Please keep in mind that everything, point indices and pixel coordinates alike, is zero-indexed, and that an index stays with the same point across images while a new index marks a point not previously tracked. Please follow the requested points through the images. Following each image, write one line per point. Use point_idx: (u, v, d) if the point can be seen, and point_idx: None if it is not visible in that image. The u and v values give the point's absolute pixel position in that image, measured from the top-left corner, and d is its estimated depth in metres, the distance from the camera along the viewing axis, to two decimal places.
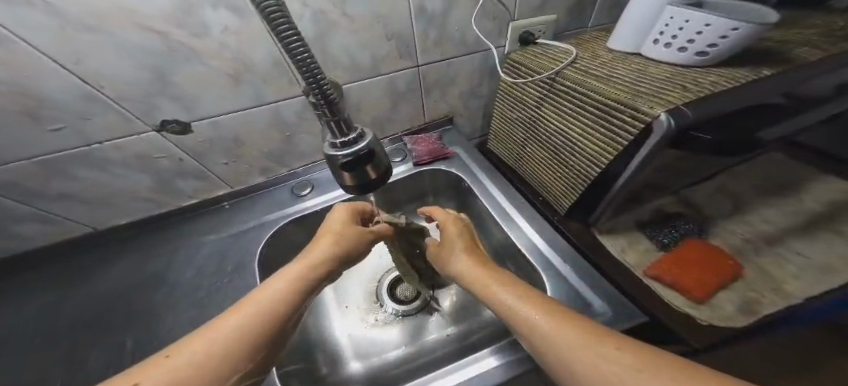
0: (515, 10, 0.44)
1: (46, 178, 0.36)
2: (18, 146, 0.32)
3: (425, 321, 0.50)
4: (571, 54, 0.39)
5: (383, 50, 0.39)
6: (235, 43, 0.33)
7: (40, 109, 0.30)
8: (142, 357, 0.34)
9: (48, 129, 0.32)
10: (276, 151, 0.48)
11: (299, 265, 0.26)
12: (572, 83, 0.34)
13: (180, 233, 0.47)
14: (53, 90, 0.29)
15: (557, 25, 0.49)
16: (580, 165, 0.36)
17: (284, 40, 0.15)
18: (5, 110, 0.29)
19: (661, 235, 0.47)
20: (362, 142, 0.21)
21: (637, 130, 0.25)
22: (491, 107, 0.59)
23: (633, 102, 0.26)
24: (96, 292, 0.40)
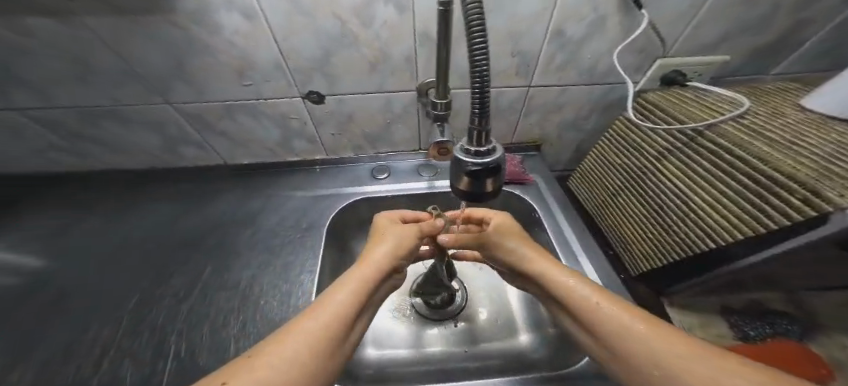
0: (672, 46, 0.41)
1: (221, 117, 0.47)
2: (216, 92, 0.43)
3: (444, 332, 0.49)
4: (742, 106, 0.34)
5: (504, 64, 0.40)
6: (387, 36, 0.38)
7: (247, 71, 0.40)
8: (237, 275, 0.42)
9: (243, 84, 0.42)
10: (373, 133, 0.54)
11: (355, 275, 0.29)
12: (723, 142, 0.30)
13: (276, 184, 0.55)
14: (261, 57, 0.39)
15: (723, 67, 0.45)
16: (691, 232, 0.32)
17: (474, 53, 0.18)
18: (227, 66, 0.39)
19: (748, 327, 0.34)
20: (493, 155, 0.22)
21: (801, 216, 0.21)
22: (587, 144, 0.56)
23: (812, 181, 0.21)
24: (212, 214, 0.50)
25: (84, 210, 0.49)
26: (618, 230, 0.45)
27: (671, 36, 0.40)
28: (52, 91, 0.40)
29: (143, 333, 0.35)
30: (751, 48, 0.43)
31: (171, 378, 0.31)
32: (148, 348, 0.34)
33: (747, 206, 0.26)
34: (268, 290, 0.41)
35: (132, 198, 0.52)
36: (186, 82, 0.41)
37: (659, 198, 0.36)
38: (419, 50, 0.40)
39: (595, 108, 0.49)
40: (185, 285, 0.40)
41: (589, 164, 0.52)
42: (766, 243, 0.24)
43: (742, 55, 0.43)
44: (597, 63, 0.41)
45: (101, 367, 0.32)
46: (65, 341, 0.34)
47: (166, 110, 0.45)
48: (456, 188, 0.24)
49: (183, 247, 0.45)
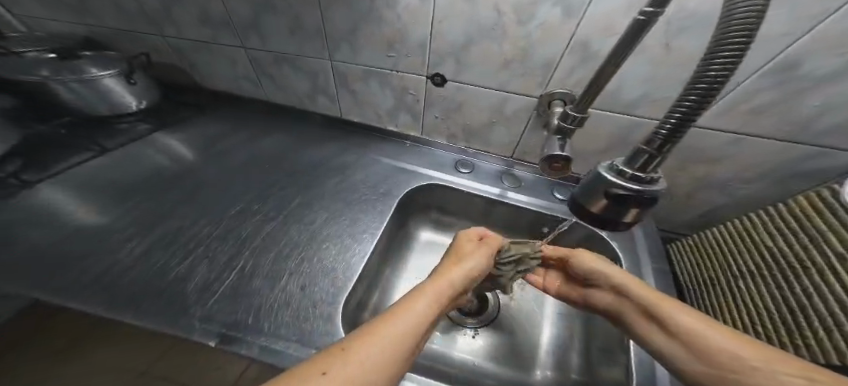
0: None
1: (359, 80, 0.52)
2: (360, 55, 0.47)
3: (461, 336, 0.47)
4: None
5: (664, 94, 0.35)
6: (536, 37, 0.37)
7: (394, 42, 0.44)
8: (320, 214, 0.47)
9: (388, 55, 0.46)
10: (474, 128, 0.54)
11: (429, 290, 0.27)
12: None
13: (370, 146, 0.60)
14: (416, 35, 0.42)
15: None
16: (831, 348, 0.24)
17: (711, 60, 0.15)
18: (381, 35, 0.43)
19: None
20: (652, 187, 0.19)
21: None
22: (720, 214, 0.46)
23: None
24: (310, 155, 0.57)
25: (226, 120, 0.61)
26: (715, 312, 0.37)
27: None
28: (251, 29, 0.49)
29: (229, 242, 0.41)
30: None
31: (224, 293, 0.35)
32: (223, 257, 0.39)
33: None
34: (334, 236, 0.45)
35: (259, 121, 0.62)
36: (346, 43, 0.46)
37: (809, 299, 0.28)
38: (566, 57, 0.38)
39: (754, 177, 0.39)
40: (276, 208, 0.47)
41: (719, 232, 0.42)
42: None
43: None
44: (813, 118, 0.32)
45: (184, 260, 0.38)
46: (191, 215, 0.43)
47: (315, 64, 0.51)
48: (583, 204, 0.21)
49: (283, 174, 0.52)
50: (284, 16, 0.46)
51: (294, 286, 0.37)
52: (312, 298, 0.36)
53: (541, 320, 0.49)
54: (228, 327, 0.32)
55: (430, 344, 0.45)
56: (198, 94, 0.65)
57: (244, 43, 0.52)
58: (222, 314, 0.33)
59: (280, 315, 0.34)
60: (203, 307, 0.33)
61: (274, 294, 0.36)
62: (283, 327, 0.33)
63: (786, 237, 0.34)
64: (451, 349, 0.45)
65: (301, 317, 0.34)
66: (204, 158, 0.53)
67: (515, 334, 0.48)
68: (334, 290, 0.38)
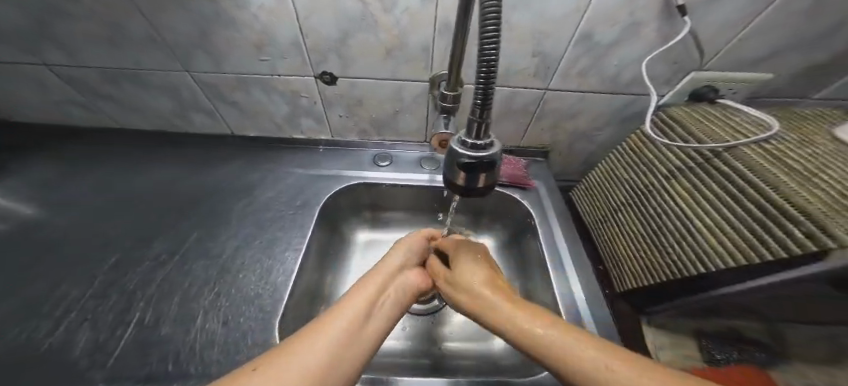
0: (708, 59, 0.38)
1: (238, 90, 0.47)
2: (228, 63, 0.43)
3: (418, 326, 0.48)
4: (767, 130, 0.29)
5: (524, 64, 0.40)
6: (405, 23, 0.38)
7: (263, 45, 0.40)
8: (222, 243, 0.42)
9: (261, 59, 0.42)
10: (380, 120, 0.53)
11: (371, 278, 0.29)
12: (736, 165, 0.26)
13: (280, 158, 0.55)
14: (282, 33, 0.39)
15: (772, 84, 0.41)
16: (680, 256, 0.28)
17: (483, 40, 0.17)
18: (243, 38, 0.40)
19: (719, 351, 0.30)
20: (489, 151, 0.21)
21: (794, 251, 0.18)
22: (595, 158, 0.55)
23: (821, 217, 0.18)
24: (206, 179, 0.50)
25: (87, 160, 0.50)
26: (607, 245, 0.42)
27: (699, 51, 0.37)
28: (70, 46, 0.41)
29: (110, 296, 0.34)
30: (785, 77, 0.40)
31: (126, 349, 0.30)
32: (110, 314, 0.33)
33: (751, 234, 0.22)
34: (249, 264, 0.40)
35: (129, 156, 0.52)
36: (207, 52, 0.41)
37: (656, 219, 0.33)
38: (438, 39, 0.40)
39: (605, 123, 0.48)
40: (168, 248, 0.40)
41: (591, 176, 0.49)
42: (757, 275, 0.21)
43: (795, 72, 0.39)
44: (622, 72, 0.40)
45: (56, 330, 0.31)
46: (50, 280, 0.35)
47: (179, 76, 0.45)
48: (449, 180, 0.23)
49: (177, 208, 0.45)
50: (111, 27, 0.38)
51: (215, 322, 0.33)
52: (240, 329, 0.33)
53: None
54: (143, 381, 0.28)
55: (393, 343, 0.46)
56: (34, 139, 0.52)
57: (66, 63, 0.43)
58: (128, 371, 0.28)
59: (206, 356, 0.30)
60: (102, 368, 0.28)
61: (192, 336, 0.32)
62: (213, 365, 0.30)
63: (631, 169, 0.39)
64: (415, 343, 0.46)
65: (233, 351, 0.31)
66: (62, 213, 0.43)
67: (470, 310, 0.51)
68: (264, 317, 0.35)
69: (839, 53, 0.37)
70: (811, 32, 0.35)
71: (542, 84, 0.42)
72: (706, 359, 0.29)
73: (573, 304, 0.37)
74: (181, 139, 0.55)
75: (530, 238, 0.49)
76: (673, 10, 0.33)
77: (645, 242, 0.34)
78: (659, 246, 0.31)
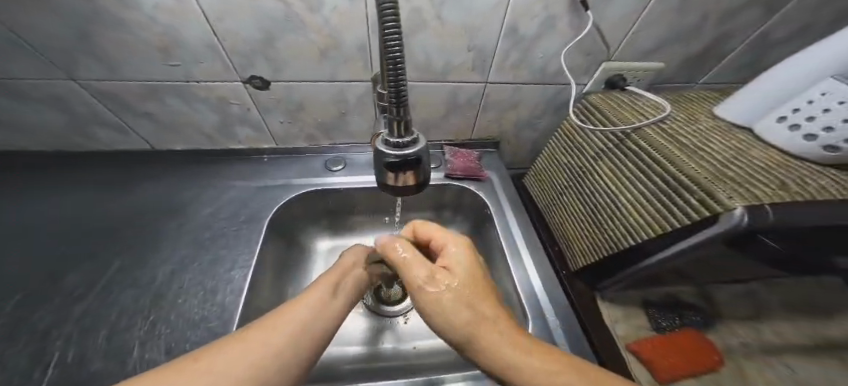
0: (615, 51, 0.42)
1: (145, 99, 0.43)
2: (134, 70, 0.39)
3: (390, 329, 0.48)
4: (664, 111, 0.33)
5: (459, 59, 0.41)
6: (336, 22, 0.37)
7: (173, 49, 0.37)
8: (151, 271, 0.37)
9: (170, 64, 0.39)
10: (326, 123, 0.51)
11: (313, 292, 0.27)
12: (642, 144, 0.29)
13: (219, 173, 0.51)
14: (192, 35, 0.36)
15: (679, 70, 0.46)
16: (617, 231, 0.31)
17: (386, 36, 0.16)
18: (148, 42, 0.36)
19: (662, 318, 0.34)
20: (413, 147, 0.20)
21: (699, 217, 0.21)
22: (542, 145, 0.58)
23: (711, 186, 0.20)
24: (130, 203, 0.45)
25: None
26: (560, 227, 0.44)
27: (603, 42, 0.41)
28: None
29: (19, 338, 0.29)
30: (689, 63, 0.45)
31: None
32: (23, 357, 0.28)
33: (662, 206, 0.25)
34: (190, 288, 0.36)
35: (39, 185, 0.46)
36: (96, 58, 0.37)
37: (592, 199, 0.35)
38: (373, 37, 0.39)
39: (543, 112, 0.51)
40: (85, 281, 0.35)
41: (538, 162, 0.51)
42: (672, 241, 0.23)
43: (685, 59, 0.45)
44: (548, 64, 0.43)
45: None
46: None
47: (76, 87, 0.41)
48: (381, 181, 0.22)
49: (95, 238, 0.40)
50: None
51: (156, 351, 0.30)
52: (186, 356, 0.30)
53: None
54: None
55: (369, 349, 0.45)
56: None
57: None
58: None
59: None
60: None
61: (131, 368, 0.28)
62: None
63: (569, 154, 0.42)
64: (384, 346, 0.46)
65: None
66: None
67: None
68: (215, 338, 0.32)
69: (717, 43, 0.43)
70: (693, 23, 0.40)
71: (482, 77, 0.43)
72: (654, 327, 0.33)
73: (532, 293, 0.39)
74: (100, 163, 0.50)
75: (487, 226, 0.51)
76: (578, 4, 0.36)
77: (588, 221, 0.36)
78: (599, 224, 0.34)
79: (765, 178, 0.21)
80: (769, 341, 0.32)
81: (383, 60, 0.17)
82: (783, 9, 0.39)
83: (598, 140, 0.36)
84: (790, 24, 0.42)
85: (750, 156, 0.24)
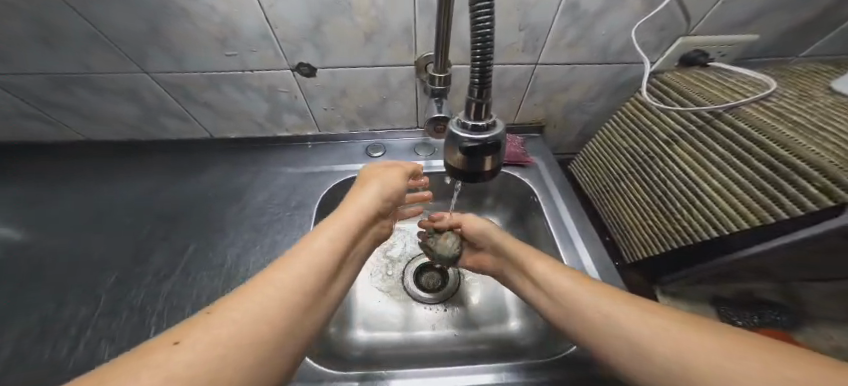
0: (693, 23, 0.37)
1: (205, 88, 0.46)
2: (196, 62, 0.42)
3: (430, 316, 0.49)
4: (766, 89, 0.29)
5: (510, 39, 0.38)
6: (383, 3, 0.36)
7: (231, 39, 0.39)
8: (219, 252, 0.41)
9: (227, 54, 0.41)
10: (368, 109, 0.51)
11: (305, 256, 0.22)
12: (740, 125, 0.26)
13: (269, 160, 0.54)
14: (246, 26, 0.37)
15: (772, 40, 0.39)
16: (693, 220, 0.28)
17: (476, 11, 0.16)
18: (208, 35, 0.38)
19: (737, 316, 0.32)
20: (491, 132, 0.20)
21: (812, 204, 0.18)
22: (592, 129, 0.54)
23: (837, 167, 0.18)
24: (196, 187, 0.49)
25: (83, 177, 0.50)
26: (614, 216, 0.41)
27: (680, 13, 0.36)
28: (27, 53, 0.40)
29: (119, 312, 0.34)
30: (789, 31, 0.38)
31: None
32: (123, 329, 0.33)
33: (764, 193, 0.22)
34: (252, 270, 0.39)
35: (124, 170, 0.52)
36: (163, 50, 0.40)
37: (662, 185, 0.32)
38: (419, 18, 0.37)
39: (597, 94, 0.47)
40: (166, 262, 0.40)
41: (590, 147, 0.47)
42: (773, 233, 0.21)
43: (776, 31, 0.38)
44: (610, 40, 0.39)
45: (76, 346, 0.31)
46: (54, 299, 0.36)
47: (147, 79, 0.44)
48: (449, 163, 0.22)
49: (171, 220, 0.44)
50: (74, 33, 0.38)
51: None
52: None
53: None
54: None
55: (411, 333, 0.47)
56: (27, 161, 0.51)
57: (27, 66, 0.42)
58: None
59: None
60: None
61: None
62: None
63: (632, 137, 0.38)
64: (423, 332, 0.47)
65: None
66: (60, 236, 0.43)
67: (479, 292, 0.52)
68: None
69: (832, 4, 0.35)
70: None
71: (532, 59, 0.41)
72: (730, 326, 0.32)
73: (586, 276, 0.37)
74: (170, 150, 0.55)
75: (531, 215, 0.49)
76: None
77: (654, 209, 0.34)
78: (669, 212, 0.31)
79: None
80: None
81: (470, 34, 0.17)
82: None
83: (678, 122, 0.32)
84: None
85: None
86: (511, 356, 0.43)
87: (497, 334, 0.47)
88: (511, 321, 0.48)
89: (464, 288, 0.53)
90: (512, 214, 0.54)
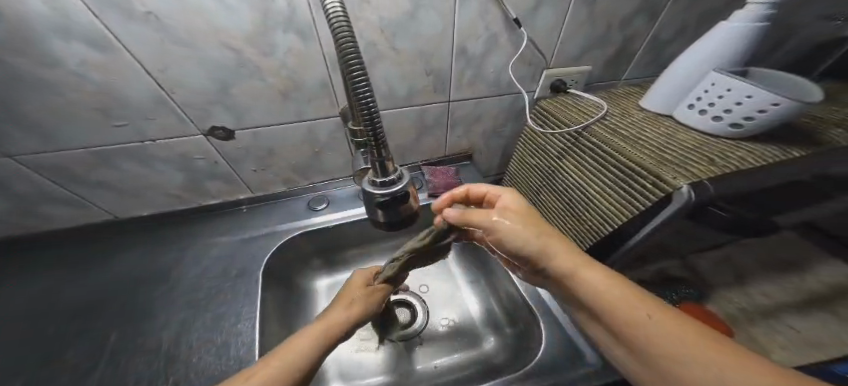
0: (552, 59, 0.47)
1: (98, 166, 0.41)
2: (81, 138, 0.37)
3: (410, 351, 0.47)
4: (602, 109, 0.38)
5: (419, 83, 0.43)
6: (292, 63, 0.37)
7: (116, 109, 0.35)
8: (139, 349, 0.35)
9: (115, 125, 0.37)
10: (302, 163, 0.51)
11: (300, 340, 0.26)
12: (595, 141, 0.34)
13: (199, 231, 0.49)
14: (135, 91, 0.34)
15: (615, 66, 0.51)
16: (595, 218, 0.34)
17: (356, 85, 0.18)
18: (86, 105, 0.34)
19: (662, 297, 0.39)
20: (400, 183, 0.22)
21: (656, 197, 0.25)
22: (510, 150, 0.61)
23: (658, 169, 0.25)
24: (110, 277, 0.43)
25: None
26: (544, 224, 0.46)
27: (540, 53, 0.45)
28: None
29: None
30: (623, 59, 0.50)
31: None
32: None
33: (629, 192, 0.28)
34: (192, 353, 0.35)
35: (2, 278, 0.42)
36: (33, 130, 0.35)
37: (566, 193, 0.39)
38: (332, 73, 0.39)
39: (504, 122, 0.54)
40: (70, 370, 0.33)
41: (511, 168, 0.53)
42: (642, 221, 0.27)
43: (609, 60, 0.50)
44: (499, 75, 0.46)
45: None
46: None
47: (14, 163, 0.37)
48: (374, 219, 0.24)
49: (73, 324, 0.37)
50: None
51: None
52: None
53: (469, 296, 0.54)
54: None
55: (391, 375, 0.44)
56: None
57: None
58: None
59: None
60: None
61: None
62: None
63: (536, 156, 0.45)
64: (405, 371, 0.45)
65: None
66: None
67: (452, 315, 0.52)
68: None
69: (642, 38, 0.48)
70: (606, 30, 0.45)
71: (443, 97, 0.46)
72: None
73: None
74: (72, 241, 0.47)
75: None
76: (511, 22, 0.40)
77: (568, 214, 0.39)
78: (578, 215, 0.37)
79: (695, 157, 0.26)
80: (763, 304, 0.37)
81: (356, 104, 0.19)
82: (667, 9, 0.45)
83: (556, 142, 0.40)
84: (673, 25, 0.47)
85: (678, 140, 0.30)
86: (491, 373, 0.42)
87: (477, 355, 0.46)
88: (487, 339, 0.48)
89: (438, 314, 0.52)
90: None
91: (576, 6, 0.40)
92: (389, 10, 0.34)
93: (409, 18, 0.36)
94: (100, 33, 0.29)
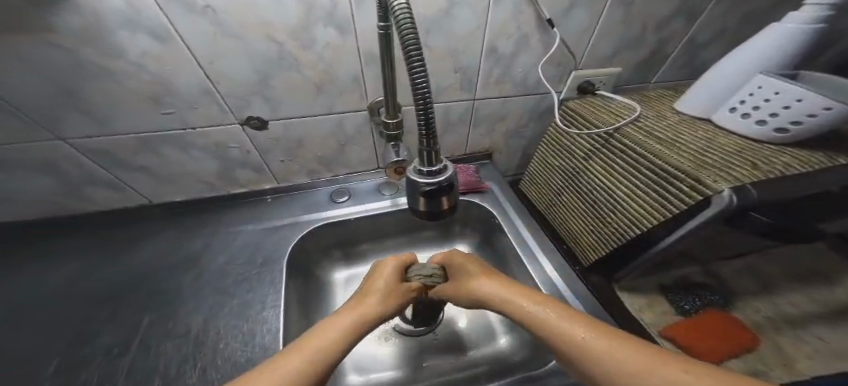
0: (581, 60, 0.47)
1: (139, 152, 0.42)
2: (127, 125, 0.39)
3: (424, 347, 0.48)
4: (634, 111, 0.38)
5: (449, 80, 0.44)
6: (329, 57, 0.38)
7: (164, 97, 0.37)
8: (175, 328, 0.37)
9: (162, 113, 0.38)
10: (327, 156, 0.52)
11: (334, 328, 0.27)
12: (627, 142, 0.34)
13: (226, 219, 0.51)
14: (183, 81, 0.36)
15: (644, 69, 0.51)
16: (622, 219, 0.34)
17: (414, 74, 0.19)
18: (138, 93, 0.36)
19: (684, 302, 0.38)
20: (444, 174, 0.23)
21: (693, 200, 0.25)
22: (531, 150, 0.61)
23: (696, 172, 0.25)
24: (145, 259, 0.45)
25: None
26: (564, 226, 0.46)
27: (570, 53, 0.45)
28: None
29: None
30: (653, 62, 0.50)
31: None
32: None
33: (663, 195, 0.28)
34: (223, 335, 0.36)
35: (46, 256, 0.45)
36: (84, 115, 0.36)
37: (591, 194, 0.39)
38: (365, 67, 0.40)
39: (527, 122, 0.55)
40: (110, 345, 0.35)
41: (532, 168, 0.53)
42: (676, 224, 0.27)
43: (639, 63, 0.50)
44: (527, 75, 0.46)
45: None
46: None
47: (64, 146, 0.39)
48: (415, 208, 0.24)
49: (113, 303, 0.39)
50: None
51: None
52: None
53: None
54: None
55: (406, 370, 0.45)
56: None
57: None
58: None
59: None
60: None
61: None
62: None
63: (560, 156, 0.45)
64: (420, 365, 0.46)
65: None
66: None
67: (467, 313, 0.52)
68: None
69: (674, 40, 0.47)
70: (638, 32, 0.45)
71: (471, 95, 0.47)
72: (679, 311, 0.38)
73: (552, 284, 0.40)
74: (107, 223, 0.49)
75: (497, 234, 0.52)
76: (545, 22, 0.40)
77: (592, 215, 0.39)
78: (603, 217, 0.37)
79: (735, 162, 0.26)
80: (789, 313, 0.37)
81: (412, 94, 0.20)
82: (703, 13, 0.44)
83: (584, 143, 0.40)
84: (707, 28, 0.47)
85: (716, 144, 0.30)
86: (506, 372, 0.43)
87: (491, 353, 0.47)
88: (502, 338, 0.48)
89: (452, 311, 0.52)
90: (481, 237, 0.56)
91: (611, 7, 0.40)
92: (429, 7, 0.35)
93: (445, 15, 0.36)
94: (164, 25, 0.30)
